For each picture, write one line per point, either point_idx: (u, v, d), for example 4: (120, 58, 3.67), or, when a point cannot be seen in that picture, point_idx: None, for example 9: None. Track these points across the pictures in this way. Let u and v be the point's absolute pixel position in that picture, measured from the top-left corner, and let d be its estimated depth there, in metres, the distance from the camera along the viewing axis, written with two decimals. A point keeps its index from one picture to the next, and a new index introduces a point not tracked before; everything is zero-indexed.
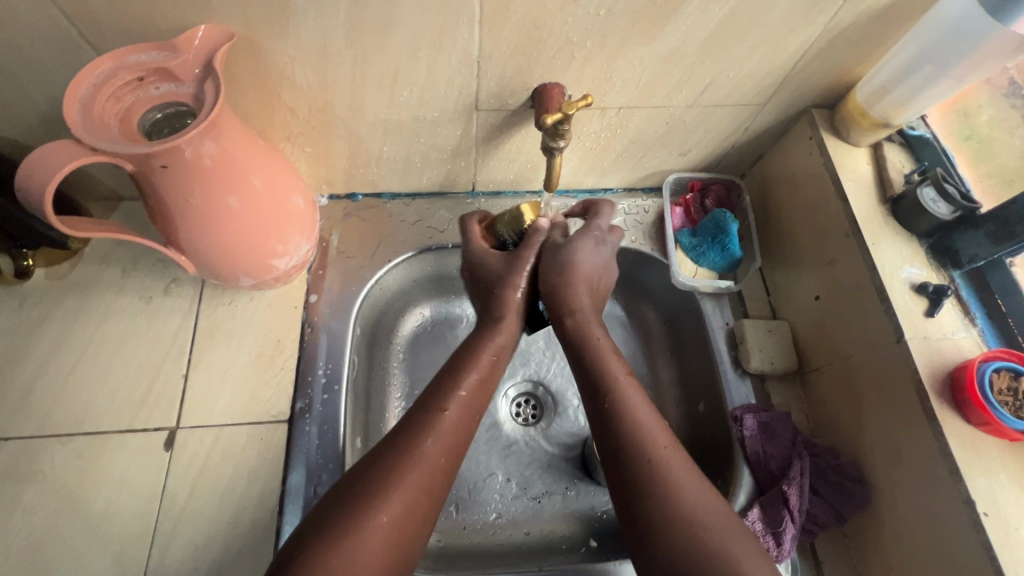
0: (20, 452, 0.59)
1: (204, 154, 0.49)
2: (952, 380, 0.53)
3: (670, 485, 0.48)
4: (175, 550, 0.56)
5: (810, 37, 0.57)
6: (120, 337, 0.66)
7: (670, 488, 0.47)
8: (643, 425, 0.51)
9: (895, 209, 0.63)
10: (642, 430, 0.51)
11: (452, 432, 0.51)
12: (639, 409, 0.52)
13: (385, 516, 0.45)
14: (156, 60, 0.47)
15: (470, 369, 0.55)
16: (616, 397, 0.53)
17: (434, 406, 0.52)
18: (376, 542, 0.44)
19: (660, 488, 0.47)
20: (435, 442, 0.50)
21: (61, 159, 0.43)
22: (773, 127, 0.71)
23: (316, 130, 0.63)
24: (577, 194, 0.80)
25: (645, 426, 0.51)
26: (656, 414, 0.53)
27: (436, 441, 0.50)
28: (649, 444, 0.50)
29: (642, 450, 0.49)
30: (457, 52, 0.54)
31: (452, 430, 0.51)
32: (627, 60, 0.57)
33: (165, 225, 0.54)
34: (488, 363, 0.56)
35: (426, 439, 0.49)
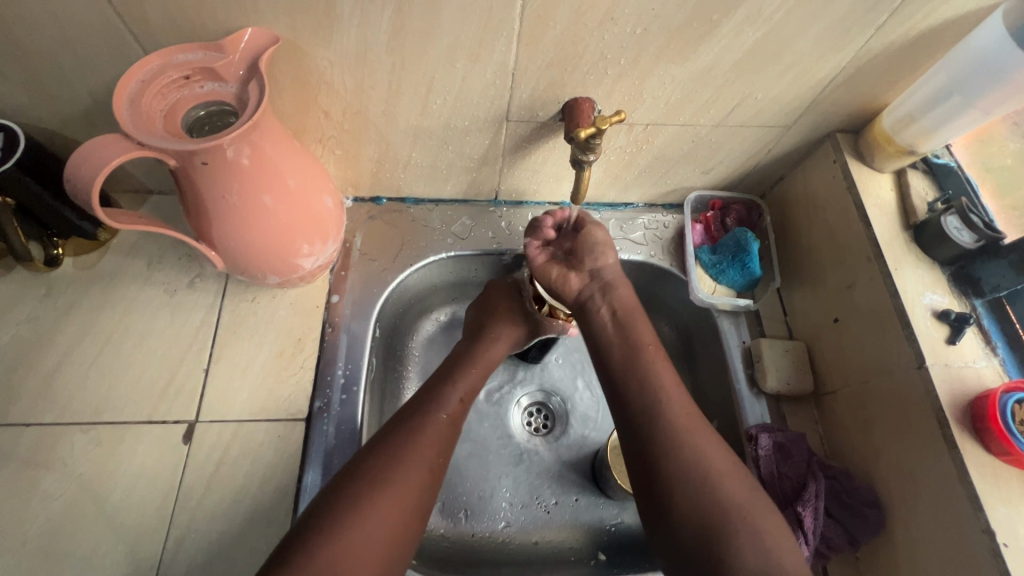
0: (40, 438, 0.60)
1: (243, 153, 0.50)
2: (973, 409, 0.53)
3: (732, 511, 0.49)
4: (189, 542, 0.57)
5: (840, 63, 0.58)
6: (144, 328, 0.66)
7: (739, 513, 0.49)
8: (696, 450, 0.52)
9: (918, 236, 0.63)
10: (703, 454, 0.52)
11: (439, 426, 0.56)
12: (693, 436, 0.53)
13: (379, 513, 0.48)
14: (203, 60, 0.48)
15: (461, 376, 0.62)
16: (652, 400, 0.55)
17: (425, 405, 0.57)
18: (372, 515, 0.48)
19: (720, 511, 0.49)
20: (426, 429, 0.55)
21: (110, 152, 0.44)
22: (797, 149, 0.72)
23: (347, 134, 0.64)
24: (598, 207, 0.80)
25: (699, 449, 0.52)
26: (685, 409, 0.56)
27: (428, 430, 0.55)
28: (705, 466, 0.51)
29: (700, 479, 0.50)
30: (492, 63, 0.55)
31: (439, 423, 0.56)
32: (658, 77, 0.58)
33: (199, 220, 0.55)
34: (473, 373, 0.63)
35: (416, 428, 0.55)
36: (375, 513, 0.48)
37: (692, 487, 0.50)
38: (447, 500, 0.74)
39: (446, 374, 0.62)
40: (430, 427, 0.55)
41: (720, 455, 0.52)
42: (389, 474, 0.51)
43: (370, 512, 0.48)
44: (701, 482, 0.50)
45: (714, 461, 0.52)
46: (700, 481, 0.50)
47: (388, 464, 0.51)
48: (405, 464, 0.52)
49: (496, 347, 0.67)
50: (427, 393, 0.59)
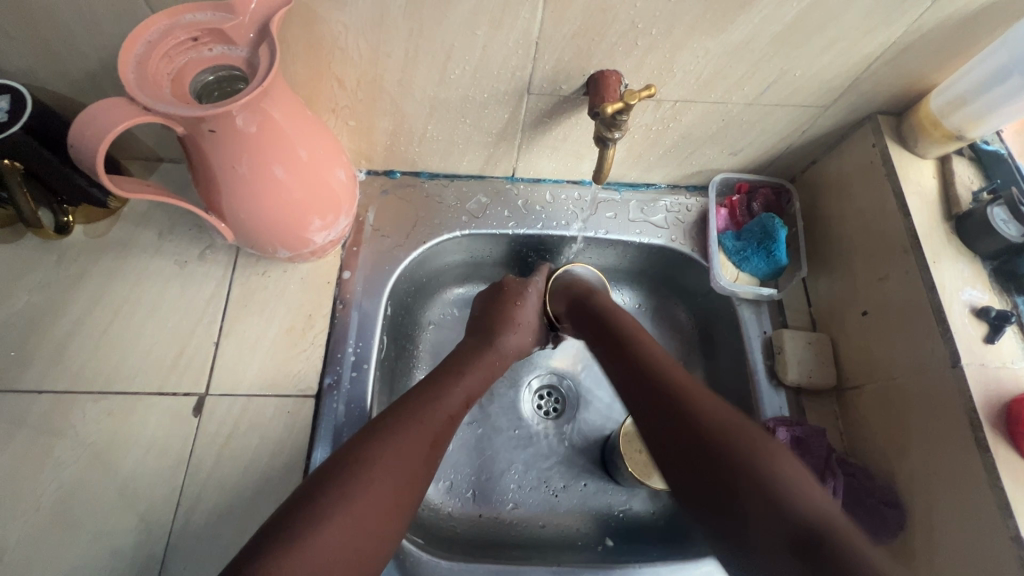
0: (53, 405, 0.60)
1: (253, 122, 0.48)
2: (1009, 412, 0.51)
3: (760, 447, 0.44)
4: (199, 514, 0.57)
5: (889, 38, 0.54)
6: (155, 299, 0.66)
7: (767, 451, 0.44)
8: (701, 410, 0.48)
9: (960, 227, 0.60)
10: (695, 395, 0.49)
11: (436, 424, 0.53)
12: (706, 402, 0.48)
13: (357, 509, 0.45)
14: (210, 20, 0.45)
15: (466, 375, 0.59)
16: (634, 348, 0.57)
17: (429, 392, 0.55)
18: (361, 501, 0.46)
19: (731, 443, 0.44)
20: (423, 428, 0.52)
21: (115, 116, 0.42)
22: (834, 131, 0.68)
23: (361, 104, 0.61)
24: (619, 187, 0.77)
25: (699, 408, 0.48)
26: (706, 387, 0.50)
27: (425, 429, 0.52)
28: (716, 414, 0.47)
29: (708, 418, 0.47)
30: (515, 31, 0.52)
31: (436, 421, 0.53)
32: (692, 50, 0.55)
33: (209, 191, 0.53)
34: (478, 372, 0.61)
35: (418, 422, 0.52)
36: (360, 505, 0.46)
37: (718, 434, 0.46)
38: (455, 480, 0.73)
39: (451, 366, 0.60)
40: (427, 423, 0.53)
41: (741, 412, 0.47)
42: (374, 469, 0.48)
43: (347, 513, 0.45)
44: (721, 424, 0.46)
45: (711, 413, 0.47)
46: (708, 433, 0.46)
47: (381, 456, 0.49)
48: (396, 453, 0.49)
49: (503, 349, 0.65)
50: (428, 387, 0.57)
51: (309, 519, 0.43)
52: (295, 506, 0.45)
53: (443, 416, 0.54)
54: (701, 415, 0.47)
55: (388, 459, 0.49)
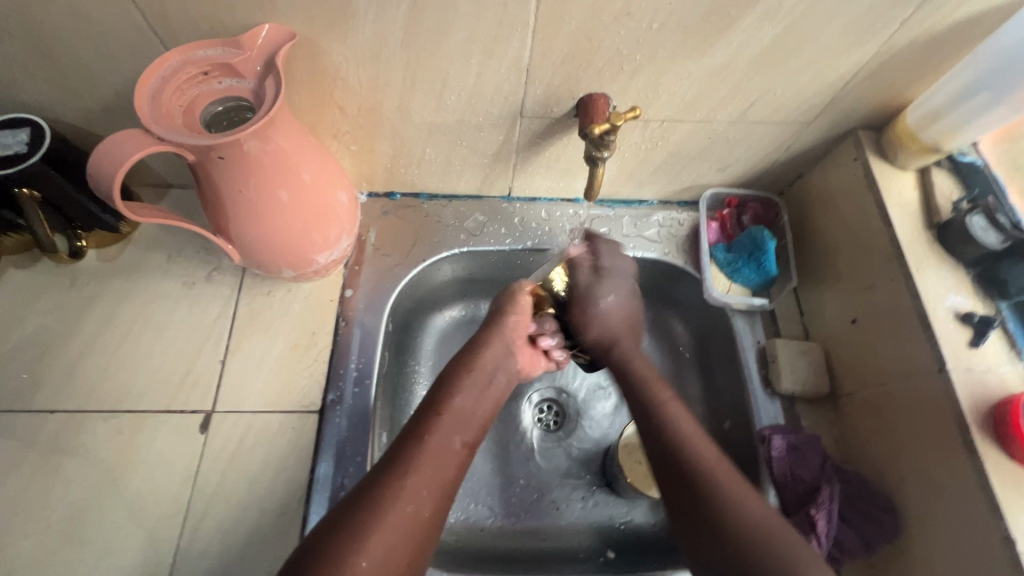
0: (65, 424, 0.61)
1: (260, 148, 0.51)
2: (996, 414, 0.52)
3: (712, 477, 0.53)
4: (206, 529, 0.58)
5: (861, 58, 0.57)
6: (164, 319, 0.68)
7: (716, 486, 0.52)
8: (727, 491, 0.52)
9: (942, 236, 0.61)
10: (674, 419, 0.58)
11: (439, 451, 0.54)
12: (721, 476, 0.53)
13: (373, 549, 0.46)
14: (220, 56, 0.49)
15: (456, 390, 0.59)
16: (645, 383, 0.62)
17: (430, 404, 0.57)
18: (383, 537, 0.47)
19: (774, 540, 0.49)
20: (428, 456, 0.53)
21: (132, 145, 0.45)
22: (817, 146, 0.70)
23: (362, 129, 0.64)
24: (612, 204, 0.80)
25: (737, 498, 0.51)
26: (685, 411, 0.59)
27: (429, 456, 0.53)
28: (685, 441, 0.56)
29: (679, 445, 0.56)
30: (507, 59, 0.55)
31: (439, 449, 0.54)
32: (675, 73, 0.57)
33: (217, 214, 0.56)
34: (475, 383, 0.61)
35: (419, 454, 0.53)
36: (382, 533, 0.47)
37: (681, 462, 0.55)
38: (457, 493, 0.74)
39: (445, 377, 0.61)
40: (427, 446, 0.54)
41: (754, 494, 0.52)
42: (389, 494, 0.49)
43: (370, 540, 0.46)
44: (745, 532, 0.49)
45: (744, 497, 0.52)
46: (744, 541, 0.49)
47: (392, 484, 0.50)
48: (406, 482, 0.50)
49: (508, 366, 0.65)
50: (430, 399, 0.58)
51: (328, 562, 0.44)
52: (322, 539, 0.46)
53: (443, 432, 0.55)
54: (722, 494, 0.52)
55: (403, 490, 0.50)
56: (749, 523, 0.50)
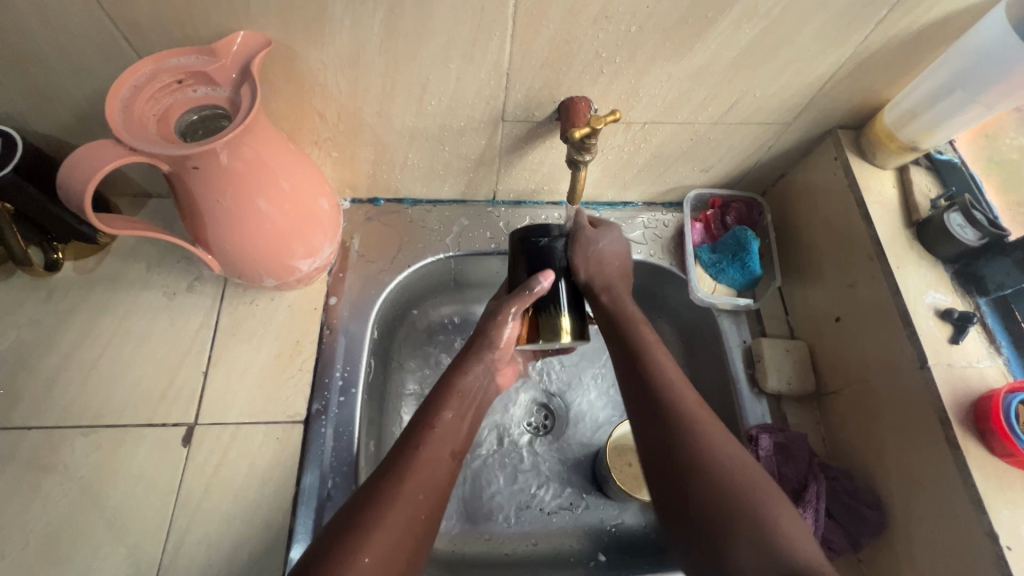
0: (43, 441, 0.60)
1: (237, 157, 0.50)
2: (977, 410, 0.53)
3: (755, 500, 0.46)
4: (189, 544, 0.57)
5: (838, 59, 0.57)
6: (144, 331, 0.67)
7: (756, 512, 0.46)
8: (710, 449, 0.50)
9: (921, 233, 0.62)
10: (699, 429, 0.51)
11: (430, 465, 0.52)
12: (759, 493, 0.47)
13: (375, 546, 0.45)
14: (194, 64, 0.48)
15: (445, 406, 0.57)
16: (659, 378, 0.55)
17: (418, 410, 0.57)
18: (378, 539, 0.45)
19: (753, 497, 0.47)
20: (426, 448, 0.53)
21: (103, 157, 0.44)
22: (798, 146, 0.71)
23: (343, 135, 0.64)
24: (597, 207, 0.80)
25: (720, 460, 0.49)
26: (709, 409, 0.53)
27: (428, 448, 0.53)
28: (709, 456, 0.49)
29: (711, 462, 0.49)
30: (487, 63, 0.55)
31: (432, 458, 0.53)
32: (654, 75, 0.58)
33: (195, 224, 0.55)
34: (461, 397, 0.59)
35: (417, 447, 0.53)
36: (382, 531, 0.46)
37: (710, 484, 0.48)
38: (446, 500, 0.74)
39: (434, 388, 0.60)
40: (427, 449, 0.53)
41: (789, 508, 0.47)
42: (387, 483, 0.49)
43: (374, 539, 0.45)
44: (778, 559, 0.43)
45: (728, 456, 0.49)
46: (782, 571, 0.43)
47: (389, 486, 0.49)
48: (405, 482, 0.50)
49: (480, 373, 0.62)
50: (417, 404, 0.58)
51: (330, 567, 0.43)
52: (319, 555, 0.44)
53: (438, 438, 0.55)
54: (703, 454, 0.49)
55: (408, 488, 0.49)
56: (733, 482, 0.48)
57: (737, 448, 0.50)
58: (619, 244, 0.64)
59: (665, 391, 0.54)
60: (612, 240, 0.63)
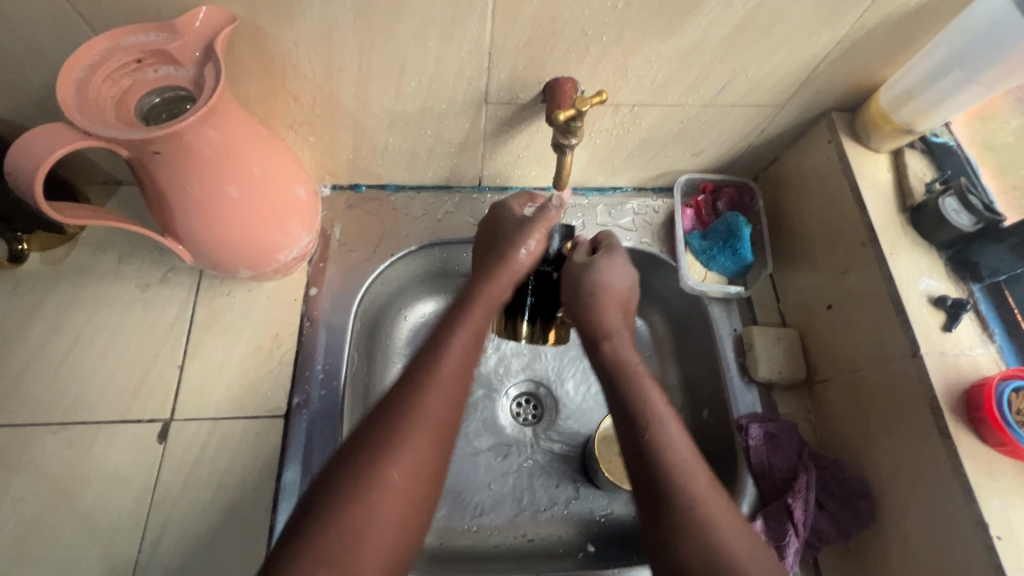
0: (12, 439, 0.58)
1: (203, 141, 0.47)
2: (969, 398, 0.52)
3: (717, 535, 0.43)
4: (166, 543, 0.56)
5: (834, 37, 0.55)
6: (116, 324, 0.64)
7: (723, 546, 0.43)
8: (713, 526, 0.44)
9: (915, 219, 0.61)
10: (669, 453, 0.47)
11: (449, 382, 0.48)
12: (720, 528, 0.44)
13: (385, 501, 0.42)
14: (154, 42, 0.45)
15: (462, 329, 0.51)
16: (632, 396, 0.51)
17: None
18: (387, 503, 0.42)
19: (708, 530, 0.43)
20: (436, 391, 0.46)
21: (54, 141, 0.41)
22: (791, 128, 0.69)
23: (319, 119, 0.61)
24: (585, 192, 0.77)
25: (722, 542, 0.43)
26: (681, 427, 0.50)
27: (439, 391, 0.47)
28: (678, 486, 0.46)
29: (675, 493, 0.45)
30: (467, 42, 0.52)
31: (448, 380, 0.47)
32: (643, 55, 0.55)
33: (162, 213, 0.52)
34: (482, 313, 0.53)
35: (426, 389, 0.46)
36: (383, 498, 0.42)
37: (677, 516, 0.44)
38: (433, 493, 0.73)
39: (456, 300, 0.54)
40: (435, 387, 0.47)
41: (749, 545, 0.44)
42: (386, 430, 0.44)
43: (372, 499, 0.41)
44: None
45: (728, 535, 0.44)
46: None
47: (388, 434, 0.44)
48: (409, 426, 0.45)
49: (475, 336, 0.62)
50: None
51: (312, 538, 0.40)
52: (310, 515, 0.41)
53: (454, 369, 0.49)
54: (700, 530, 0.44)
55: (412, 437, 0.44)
56: (704, 516, 0.44)
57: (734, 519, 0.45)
58: (627, 274, 0.60)
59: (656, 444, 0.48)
60: (623, 272, 0.59)
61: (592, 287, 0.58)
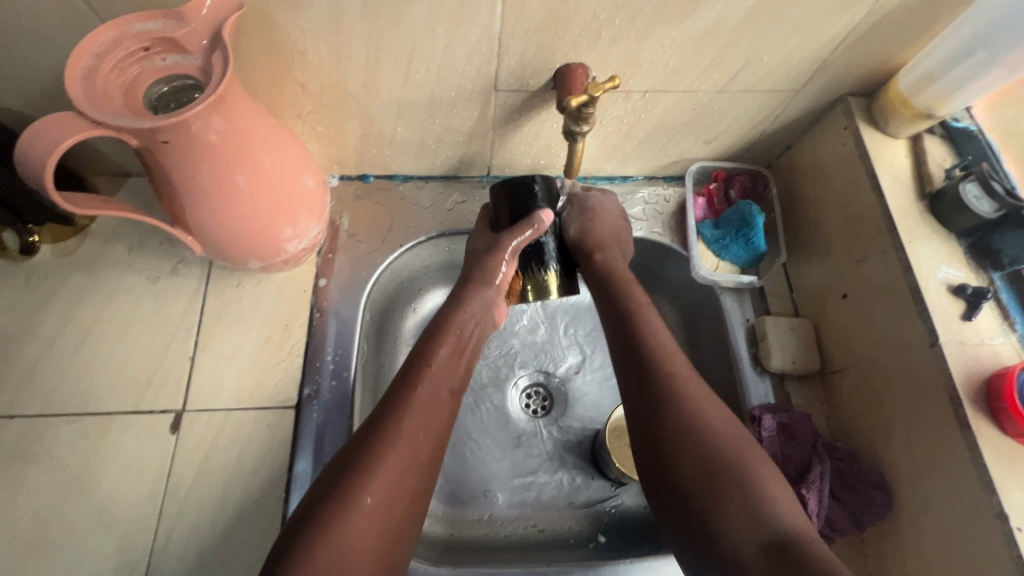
0: (27, 430, 0.59)
1: (210, 129, 0.47)
2: (989, 388, 0.51)
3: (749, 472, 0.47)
4: (180, 532, 0.56)
5: (853, 19, 0.53)
6: (128, 316, 0.65)
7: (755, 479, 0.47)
8: (703, 418, 0.50)
9: (934, 206, 0.60)
10: (690, 395, 0.51)
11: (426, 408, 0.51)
12: (747, 461, 0.48)
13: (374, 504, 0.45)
14: (161, 29, 0.44)
15: (439, 345, 0.55)
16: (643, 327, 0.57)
17: None
18: (363, 523, 0.44)
19: (738, 469, 0.47)
20: (412, 420, 0.49)
21: (61, 131, 0.41)
22: (807, 115, 0.67)
23: (327, 108, 0.60)
24: (595, 181, 0.77)
25: (721, 433, 0.49)
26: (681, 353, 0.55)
27: (413, 418, 0.50)
28: (691, 416, 0.50)
29: (709, 428, 0.49)
30: (477, 28, 0.51)
31: (425, 406, 0.51)
32: (656, 40, 0.54)
33: (171, 203, 0.52)
34: (455, 337, 0.56)
35: (403, 417, 0.49)
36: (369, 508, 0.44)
37: (696, 444, 0.49)
38: (443, 484, 0.73)
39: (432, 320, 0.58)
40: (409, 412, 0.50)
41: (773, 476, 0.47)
42: (377, 449, 0.47)
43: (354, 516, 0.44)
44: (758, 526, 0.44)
45: (716, 424, 0.50)
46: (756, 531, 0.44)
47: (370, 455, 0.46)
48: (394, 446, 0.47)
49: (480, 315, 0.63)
50: None
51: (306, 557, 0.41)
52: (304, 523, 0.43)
53: (443, 389, 0.53)
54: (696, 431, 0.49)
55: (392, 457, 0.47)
56: (718, 443, 0.49)
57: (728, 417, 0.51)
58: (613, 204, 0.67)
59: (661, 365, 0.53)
60: (611, 201, 0.66)
61: (589, 220, 0.64)
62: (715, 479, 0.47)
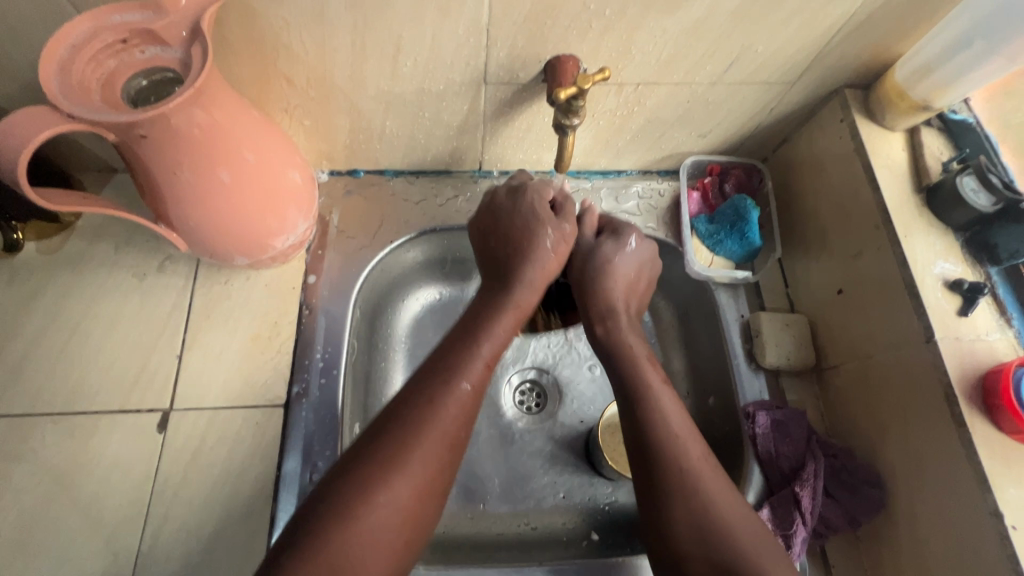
0: (12, 429, 0.58)
1: (191, 124, 0.46)
2: (984, 385, 0.50)
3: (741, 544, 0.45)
4: (167, 533, 0.55)
5: (849, 8, 0.52)
6: (114, 313, 0.64)
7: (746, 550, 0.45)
8: (698, 478, 0.48)
9: (931, 200, 0.59)
10: (686, 454, 0.49)
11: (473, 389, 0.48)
12: (737, 525, 0.46)
13: (377, 506, 0.42)
14: (139, 21, 0.43)
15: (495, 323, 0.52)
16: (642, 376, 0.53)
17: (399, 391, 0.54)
18: (372, 523, 0.42)
19: (731, 537, 0.46)
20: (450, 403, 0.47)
21: (35, 125, 0.40)
22: (802, 107, 0.66)
23: (314, 101, 0.59)
24: (589, 176, 0.76)
25: (716, 505, 0.47)
26: (681, 408, 0.52)
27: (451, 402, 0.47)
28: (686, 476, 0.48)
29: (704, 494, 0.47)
30: (464, 18, 0.50)
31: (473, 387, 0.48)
32: (647, 30, 0.53)
33: (153, 198, 0.51)
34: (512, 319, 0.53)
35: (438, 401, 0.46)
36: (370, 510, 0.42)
37: (688, 505, 0.47)
38: None
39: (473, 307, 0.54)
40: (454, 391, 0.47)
41: (762, 537, 0.46)
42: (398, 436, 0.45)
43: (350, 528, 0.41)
44: None
45: (712, 486, 0.48)
46: None
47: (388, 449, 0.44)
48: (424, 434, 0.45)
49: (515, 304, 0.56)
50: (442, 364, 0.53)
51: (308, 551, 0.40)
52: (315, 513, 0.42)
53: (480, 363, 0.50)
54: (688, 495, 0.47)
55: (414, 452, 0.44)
56: (715, 514, 0.46)
57: (723, 482, 0.49)
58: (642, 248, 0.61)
59: (658, 426, 0.50)
60: (628, 256, 0.59)
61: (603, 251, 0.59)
62: (708, 551, 0.46)
